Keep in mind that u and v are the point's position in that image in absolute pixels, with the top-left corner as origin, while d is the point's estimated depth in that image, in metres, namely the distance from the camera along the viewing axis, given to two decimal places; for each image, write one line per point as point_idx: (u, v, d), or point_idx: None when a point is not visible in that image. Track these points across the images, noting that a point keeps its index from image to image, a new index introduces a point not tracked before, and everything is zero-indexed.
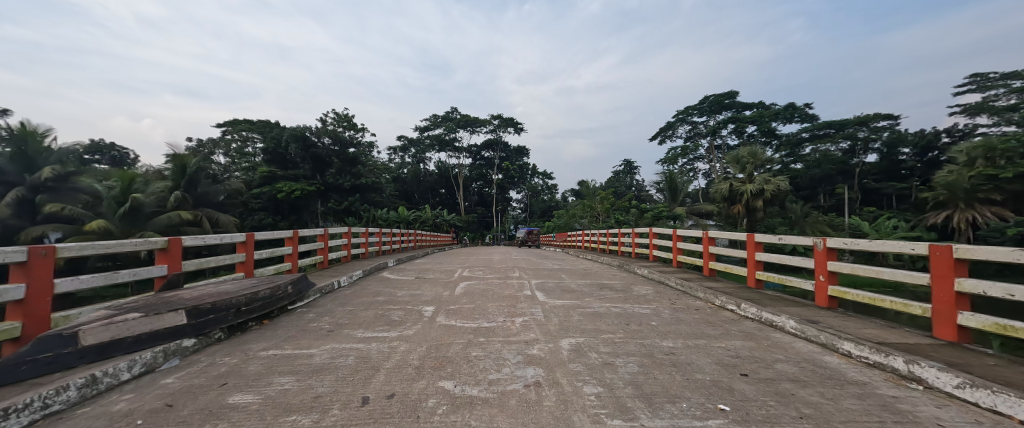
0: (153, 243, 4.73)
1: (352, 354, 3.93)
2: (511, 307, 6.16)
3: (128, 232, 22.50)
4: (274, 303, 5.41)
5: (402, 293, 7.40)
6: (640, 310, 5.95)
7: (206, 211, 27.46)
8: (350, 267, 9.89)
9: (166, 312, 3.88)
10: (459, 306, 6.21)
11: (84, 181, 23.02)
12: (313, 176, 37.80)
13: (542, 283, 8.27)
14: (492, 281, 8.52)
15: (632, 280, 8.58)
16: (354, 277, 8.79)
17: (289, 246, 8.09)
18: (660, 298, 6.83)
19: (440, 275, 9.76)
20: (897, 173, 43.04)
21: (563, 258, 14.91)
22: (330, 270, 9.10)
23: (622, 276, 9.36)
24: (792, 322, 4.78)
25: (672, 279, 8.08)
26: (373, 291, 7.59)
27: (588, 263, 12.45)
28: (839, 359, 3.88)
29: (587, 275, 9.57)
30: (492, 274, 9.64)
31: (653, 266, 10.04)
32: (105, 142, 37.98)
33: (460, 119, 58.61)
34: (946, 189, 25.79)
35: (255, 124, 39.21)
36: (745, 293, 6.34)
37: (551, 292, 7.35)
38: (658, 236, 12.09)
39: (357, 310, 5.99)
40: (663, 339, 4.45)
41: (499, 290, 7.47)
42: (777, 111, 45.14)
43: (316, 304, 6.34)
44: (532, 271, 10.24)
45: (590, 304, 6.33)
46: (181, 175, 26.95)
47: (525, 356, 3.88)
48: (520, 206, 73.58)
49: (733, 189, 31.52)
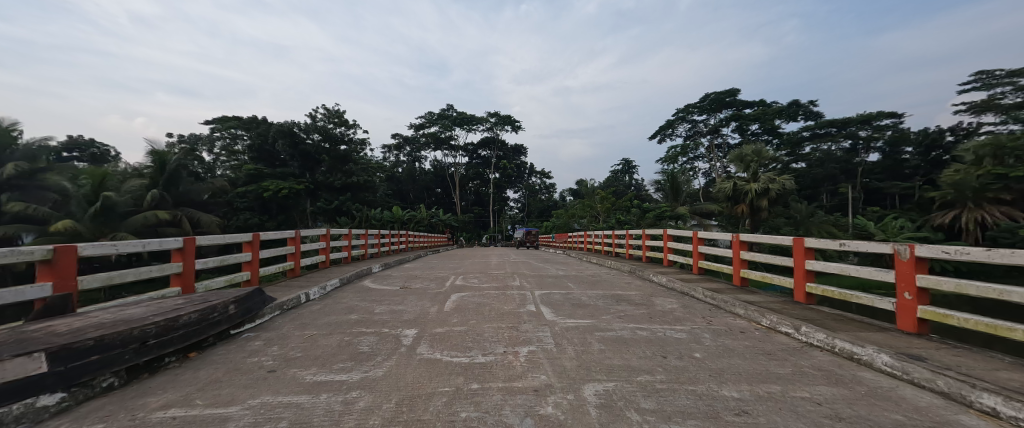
0: (28, 254, 3.53)
1: (288, 417, 2.71)
2: (511, 329, 4.95)
3: (99, 232, 21.14)
4: (206, 331, 4.16)
5: (381, 308, 6.17)
6: (674, 335, 4.76)
7: (186, 210, 26.16)
8: (326, 274, 8.60)
9: (10, 358, 2.60)
10: (448, 328, 4.98)
11: (52, 177, 21.50)
12: (302, 174, 36.46)
13: (547, 295, 7.06)
14: (488, 292, 7.32)
15: (652, 291, 7.38)
16: (327, 289, 7.52)
17: (249, 252, 6.77)
18: (693, 315, 5.67)
19: (429, 283, 8.52)
20: (901, 172, 42.28)
21: (565, 262, 13.77)
22: (302, 279, 7.82)
23: (638, 285, 8.15)
24: (885, 357, 3.61)
25: (699, 291, 6.93)
26: (347, 306, 6.36)
27: (595, 269, 11.30)
28: (986, 421, 2.67)
29: (598, 284, 8.39)
30: (489, 282, 8.45)
31: (671, 273, 8.88)
32: (84, 138, 36.37)
33: (456, 117, 57.43)
34: (953, 188, 24.66)
35: (239, 119, 37.51)
36: (800, 312, 5.18)
37: (558, 307, 6.16)
38: (672, 239, 10.95)
39: (318, 335, 4.74)
40: (721, 386, 3.25)
41: (497, 304, 6.25)
42: (780, 108, 44.27)
43: (270, 326, 5.08)
44: (534, 278, 9.05)
45: (609, 325, 5.15)
46: (160, 173, 25.63)
47: (535, 420, 2.66)
48: (518, 206, 72.29)
49: (737, 188, 30.48)
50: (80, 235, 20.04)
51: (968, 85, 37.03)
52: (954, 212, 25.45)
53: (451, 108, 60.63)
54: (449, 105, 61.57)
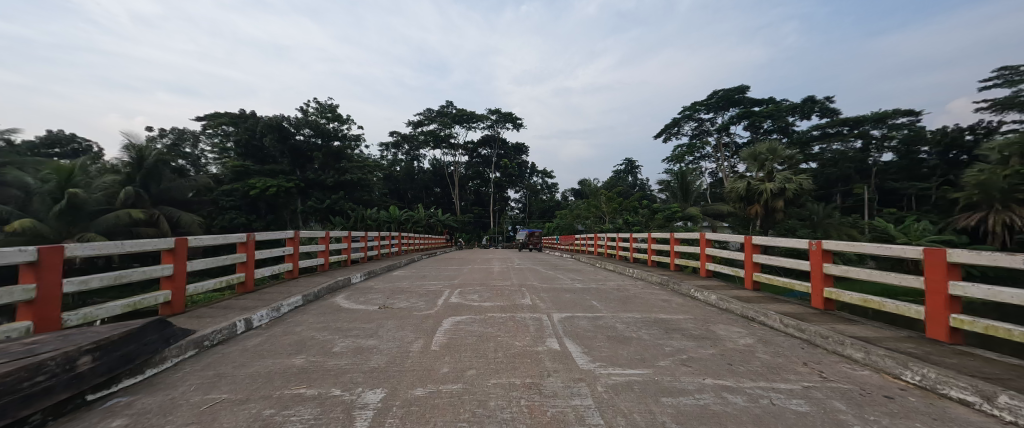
0: None
1: None
2: (530, 392, 3.15)
3: (65, 233, 19.39)
4: (14, 412, 2.32)
5: (344, 343, 4.43)
6: (791, 407, 2.94)
7: (165, 210, 24.68)
8: (289, 288, 6.86)
9: None
10: (433, 390, 3.20)
11: (13, 172, 19.66)
12: (292, 171, 34.90)
13: (571, 321, 5.35)
14: (494, 316, 5.63)
15: (705, 317, 5.68)
16: (281, 312, 5.73)
17: (171, 264, 5.00)
18: (790, 362, 3.90)
19: (417, 301, 6.73)
20: (918, 172, 40.43)
21: (579, 270, 12.08)
22: (252, 297, 6.06)
23: (682, 306, 6.40)
24: None
25: (774, 318, 5.19)
26: (298, 340, 4.59)
27: (617, 279, 9.64)
28: None
29: (631, 303, 6.63)
30: (492, 300, 6.66)
31: (720, 289, 7.11)
32: (64, 132, 34.49)
33: (456, 114, 55.82)
34: (978, 189, 22.61)
35: (227, 113, 35.77)
36: (962, 362, 3.43)
37: (591, 343, 4.43)
38: (711, 245, 9.20)
39: (225, 405, 2.93)
40: None
41: (506, 340, 4.48)
42: (792, 105, 42.59)
43: (154, 386, 3.27)
44: (547, 294, 7.30)
45: (676, 379, 3.41)
46: (138, 168, 24.02)
47: None
48: (519, 207, 70.39)
49: (750, 187, 28.72)
50: (43, 236, 18.28)
51: (990, 81, 35.28)
52: (979, 214, 23.08)
53: (452, 105, 58.94)
54: (449, 102, 59.93)
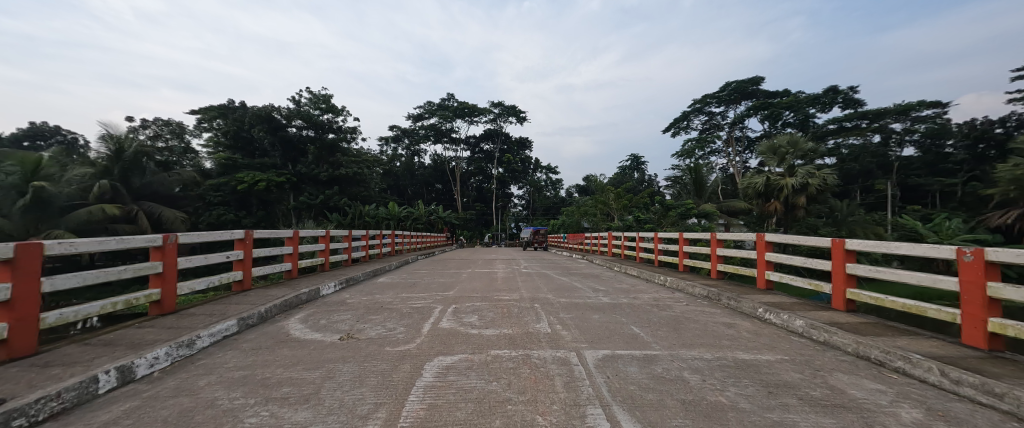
0: None
1: None
2: None
3: (31, 230, 17.74)
4: None
5: (255, 420, 2.64)
6: None
7: (149, 205, 23.36)
8: (227, 307, 5.16)
9: None
10: None
11: None
12: (284, 165, 33.35)
13: (612, 365, 3.65)
14: (501, 358, 3.83)
15: (810, 359, 3.91)
16: (188, 350, 3.95)
17: (8, 282, 3.26)
18: None
19: (395, 327, 4.99)
20: (943, 168, 38.06)
21: (599, 277, 10.32)
22: (163, 324, 4.35)
23: (761, 336, 4.65)
24: None
25: (927, 369, 3.41)
26: (186, 410, 2.82)
27: (651, 290, 7.90)
28: None
29: (685, 330, 4.88)
30: (497, 326, 4.93)
31: (801, 309, 5.35)
32: (47, 125, 32.70)
33: (457, 107, 53.91)
34: (1015, 184, 20.43)
35: (218, 105, 34.24)
36: None
37: (663, 422, 2.65)
38: (771, 249, 7.46)
39: None
40: None
41: (523, 413, 2.73)
42: (812, 96, 40.41)
43: None
44: (569, 315, 5.54)
45: None
46: (116, 161, 22.34)
47: None
48: (522, 204, 68.57)
49: (770, 183, 26.38)
50: (9, 235, 16.76)
51: None
52: (1016, 212, 20.82)
53: (452, 98, 57.06)
54: (450, 95, 58.18)
